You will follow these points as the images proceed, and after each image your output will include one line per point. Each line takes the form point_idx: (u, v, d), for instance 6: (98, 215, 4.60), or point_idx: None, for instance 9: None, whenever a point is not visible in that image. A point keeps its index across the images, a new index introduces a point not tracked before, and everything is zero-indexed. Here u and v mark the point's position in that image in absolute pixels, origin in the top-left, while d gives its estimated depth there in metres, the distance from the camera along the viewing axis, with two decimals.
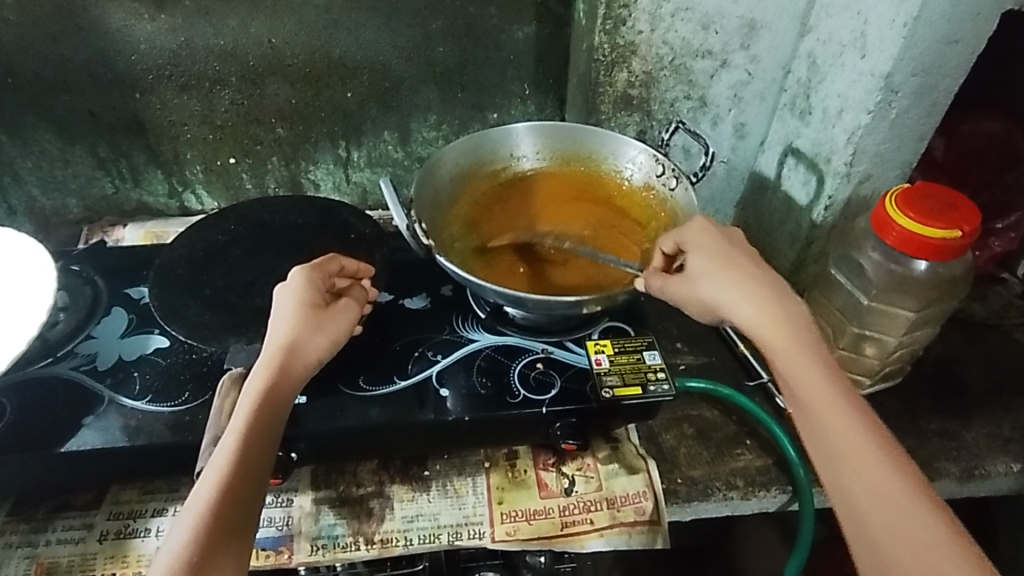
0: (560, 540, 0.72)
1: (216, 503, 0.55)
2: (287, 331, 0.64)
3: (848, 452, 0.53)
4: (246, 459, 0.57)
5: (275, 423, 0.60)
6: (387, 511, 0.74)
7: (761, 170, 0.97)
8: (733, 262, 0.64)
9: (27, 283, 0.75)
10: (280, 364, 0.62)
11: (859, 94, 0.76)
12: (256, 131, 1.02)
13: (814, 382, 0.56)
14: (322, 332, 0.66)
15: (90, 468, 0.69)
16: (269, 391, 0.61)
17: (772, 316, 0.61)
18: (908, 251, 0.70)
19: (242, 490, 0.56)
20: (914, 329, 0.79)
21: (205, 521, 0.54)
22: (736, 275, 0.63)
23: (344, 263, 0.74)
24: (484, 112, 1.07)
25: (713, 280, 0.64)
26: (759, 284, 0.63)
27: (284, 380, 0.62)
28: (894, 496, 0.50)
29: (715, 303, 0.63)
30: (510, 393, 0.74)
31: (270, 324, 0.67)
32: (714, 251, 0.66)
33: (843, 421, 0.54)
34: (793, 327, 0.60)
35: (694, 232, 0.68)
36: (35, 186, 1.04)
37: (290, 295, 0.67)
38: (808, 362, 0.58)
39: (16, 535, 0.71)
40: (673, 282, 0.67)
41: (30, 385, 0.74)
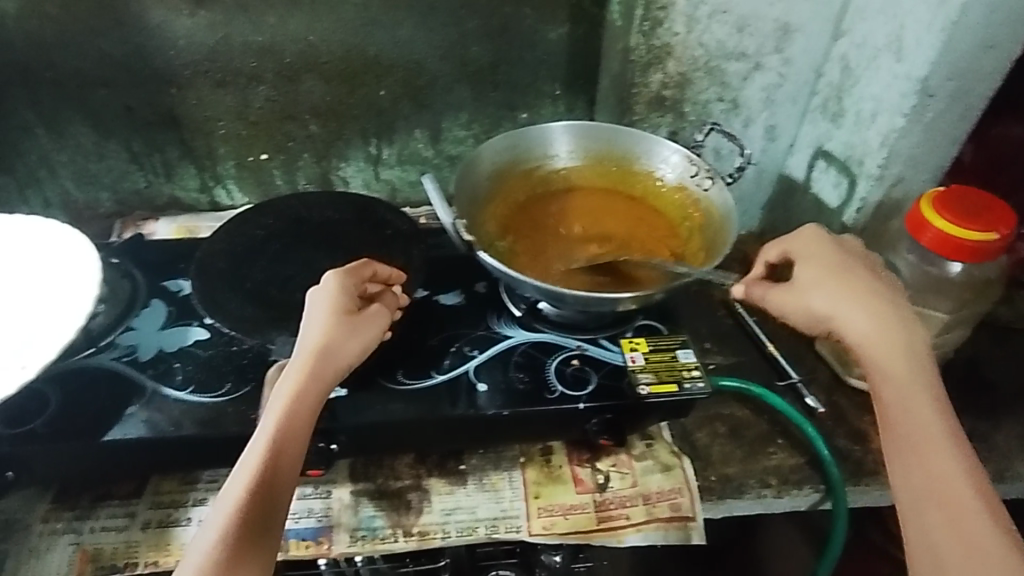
0: (597, 535, 0.73)
1: (244, 506, 0.55)
2: (320, 334, 0.65)
3: (944, 477, 0.53)
4: (274, 463, 0.57)
5: (307, 428, 0.60)
6: (425, 503, 0.75)
7: (789, 173, 0.98)
8: (849, 278, 0.64)
9: (67, 272, 0.76)
10: (313, 367, 0.63)
11: (895, 98, 0.77)
12: (289, 128, 1.03)
13: (922, 405, 0.57)
14: (355, 336, 0.66)
15: (134, 457, 0.70)
16: (302, 394, 0.61)
17: (896, 337, 0.60)
18: (943, 252, 0.71)
19: (271, 495, 0.56)
20: (946, 331, 0.80)
21: (232, 525, 0.54)
22: (853, 286, 0.64)
23: (378, 269, 0.74)
24: (515, 112, 1.08)
25: (827, 293, 0.64)
26: (886, 303, 0.62)
27: (317, 381, 0.62)
28: (978, 527, 0.50)
29: (831, 313, 0.63)
30: (548, 389, 0.75)
31: (303, 326, 0.67)
32: (830, 263, 0.66)
33: (940, 443, 0.55)
34: (914, 349, 0.60)
35: (804, 240, 0.68)
36: (68, 180, 1.04)
37: (324, 297, 0.68)
38: (919, 393, 0.57)
39: (59, 523, 0.71)
40: (781, 288, 0.67)
41: (73, 375, 0.75)
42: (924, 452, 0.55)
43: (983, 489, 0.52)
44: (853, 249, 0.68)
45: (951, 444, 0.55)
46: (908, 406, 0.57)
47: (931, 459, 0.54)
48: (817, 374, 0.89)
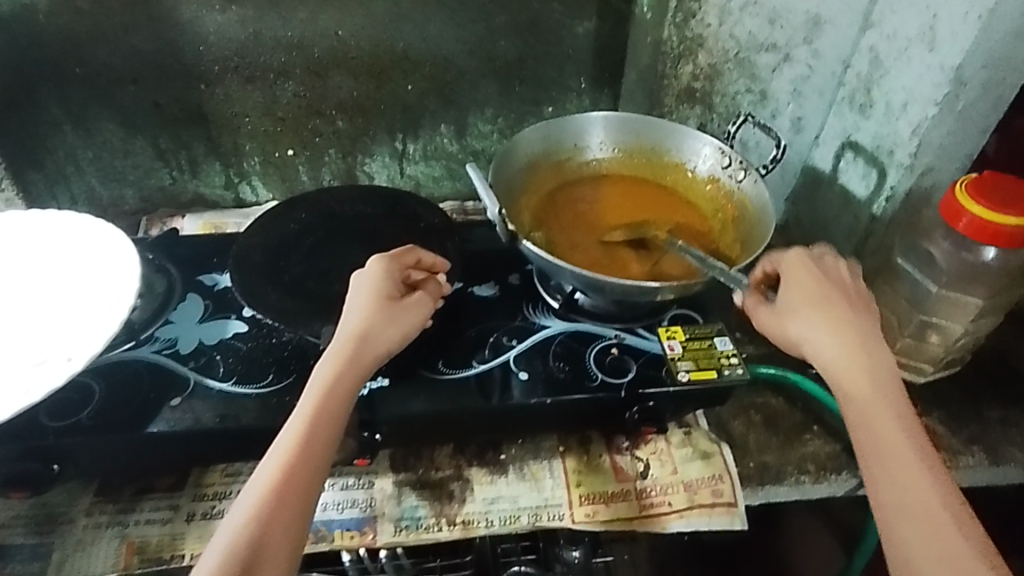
0: (639, 521, 0.73)
1: (275, 487, 0.54)
2: (360, 320, 0.65)
3: (917, 497, 0.51)
4: (311, 441, 0.57)
5: (343, 410, 0.60)
6: (467, 493, 0.75)
7: (815, 164, 0.97)
8: (829, 303, 0.64)
9: (107, 264, 0.76)
10: (351, 352, 0.63)
11: (927, 87, 0.78)
12: (316, 123, 1.03)
13: (891, 426, 0.55)
14: (395, 322, 0.66)
15: (179, 449, 0.70)
16: (338, 378, 0.61)
17: (863, 363, 0.60)
18: (979, 238, 0.72)
19: (303, 476, 0.55)
20: (979, 317, 0.80)
21: (264, 505, 0.53)
22: (830, 310, 0.63)
23: (421, 256, 0.74)
24: (540, 106, 1.08)
25: (804, 319, 0.63)
26: (857, 329, 0.62)
27: (355, 366, 0.62)
28: (953, 548, 0.48)
29: (802, 340, 0.63)
30: (588, 377, 0.76)
31: (345, 312, 0.68)
32: (813, 289, 0.65)
33: (910, 465, 0.53)
34: (882, 376, 0.59)
35: (790, 265, 0.67)
36: (94, 177, 1.04)
37: (364, 286, 0.68)
38: (889, 416, 0.56)
39: (104, 515, 0.72)
40: (764, 310, 0.67)
41: (114, 367, 0.75)
42: (893, 473, 0.53)
43: (959, 508, 0.50)
44: (834, 273, 0.67)
45: (922, 466, 0.53)
46: (877, 426, 0.56)
47: (901, 481, 0.52)
48: None
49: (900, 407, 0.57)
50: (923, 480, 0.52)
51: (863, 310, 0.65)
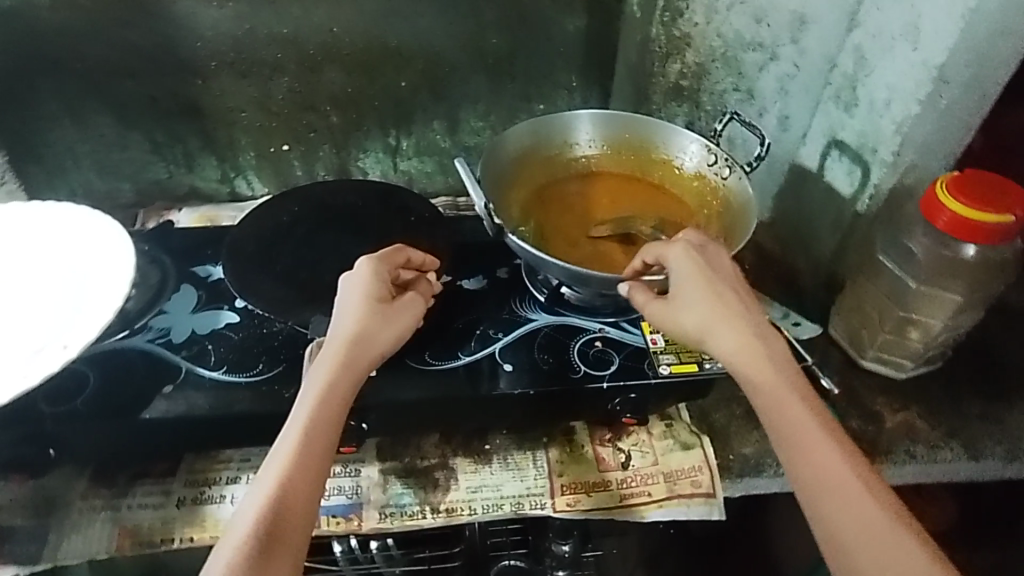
0: (620, 510, 0.75)
1: (282, 494, 0.54)
2: (354, 323, 0.66)
3: (831, 475, 0.54)
4: (315, 445, 0.57)
5: (342, 414, 0.60)
6: (452, 481, 0.77)
7: (802, 162, 0.98)
8: (720, 290, 0.65)
9: (102, 254, 0.77)
10: (347, 353, 0.63)
11: (910, 84, 0.79)
12: (310, 118, 1.05)
13: (795, 408, 0.58)
14: (388, 325, 0.68)
15: (170, 435, 0.72)
16: (336, 383, 0.61)
17: (754, 347, 0.62)
18: (957, 234, 0.74)
19: (309, 481, 0.55)
20: (959, 313, 0.81)
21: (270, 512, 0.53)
22: (719, 297, 0.64)
23: (410, 255, 0.75)
24: (531, 102, 1.10)
25: (699, 310, 0.64)
26: (745, 313, 0.64)
27: (353, 370, 0.63)
28: (875, 518, 0.52)
29: (701, 332, 0.64)
30: (571, 369, 0.77)
31: (335, 314, 0.68)
32: (701, 277, 0.66)
33: (819, 444, 0.56)
34: (776, 355, 0.62)
35: (674, 253, 0.68)
36: (90, 170, 1.06)
37: (356, 291, 0.68)
38: (791, 398, 0.59)
39: (98, 500, 0.73)
40: (656, 302, 0.67)
41: (108, 356, 0.76)
42: (808, 457, 0.55)
43: (868, 476, 0.54)
44: (714, 255, 0.69)
45: (830, 442, 0.56)
46: (783, 411, 0.58)
47: (816, 463, 0.55)
48: (830, 358, 0.91)
49: (799, 387, 0.60)
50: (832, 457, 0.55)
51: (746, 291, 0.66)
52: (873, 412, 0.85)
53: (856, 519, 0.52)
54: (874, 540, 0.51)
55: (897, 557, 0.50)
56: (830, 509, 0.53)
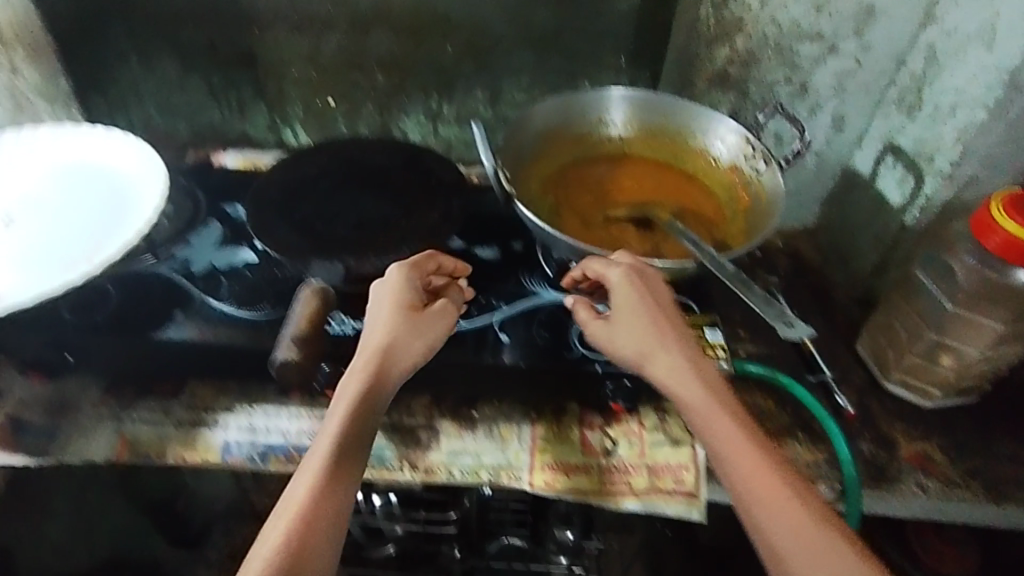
0: (596, 496, 0.74)
1: (304, 511, 0.55)
2: (382, 335, 0.65)
3: (763, 488, 0.55)
4: (340, 463, 0.58)
5: (364, 429, 0.60)
6: (434, 442, 0.78)
7: (856, 167, 0.92)
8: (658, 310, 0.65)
9: (136, 179, 0.82)
10: (376, 366, 0.63)
11: (979, 89, 0.72)
12: (356, 76, 1.07)
13: (720, 422, 0.59)
14: (417, 334, 0.66)
15: (176, 358, 0.75)
16: (359, 398, 0.61)
17: (681, 367, 0.63)
18: (1006, 256, 0.66)
19: (330, 498, 0.57)
20: (1001, 344, 0.74)
21: (292, 531, 0.54)
22: (656, 320, 0.65)
23: (441, 261, 0.73)
24: (576, 80, 1.08)
25: (636, 331, 0.64)
26: (676, 334, 0.65)
27: (375, 382, 0.62)
28: (803, 522, 0.54)
29: (639, 353, 0.64)
30: (568, 348, 0.76)
31: (367, 322, 0.67)
32: (640, 297, 0.65)
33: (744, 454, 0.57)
34: (701, 372, 0.63)
35: (614, 271, 0.67)
36: (152, 107, 1.12)
37: (386, 303, 0.67)
38: (718, 411, 0.60)
39: (106, 410, 0.78)
40: (595, 321, 0.67)
41: (131, 278, 0.81)
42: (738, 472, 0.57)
43: (791, 480, 0.56)
44: (654, 277, 0.69)
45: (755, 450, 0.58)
46: (711, 425, 0.60)
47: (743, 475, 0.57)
48: (852, 377, 0.86)
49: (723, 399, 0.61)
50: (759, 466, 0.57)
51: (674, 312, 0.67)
52: (888, 438, 0.79)
53: (788, 525, 0.54)
54: (806, 543, 0.53)
55: (826, 558, 0.52)
56: (761, 517, 0.55)
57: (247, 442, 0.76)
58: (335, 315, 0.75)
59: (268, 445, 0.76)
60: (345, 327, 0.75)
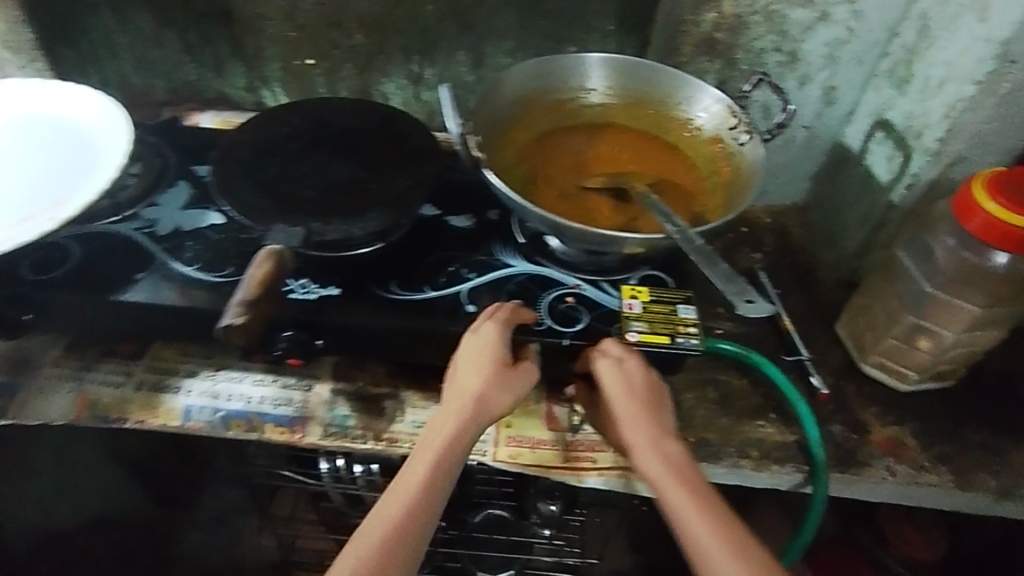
0: (558, 471, 0.73)
1: (387, 541, 0.57)
2: (476, 386, 0.67)
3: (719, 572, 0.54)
4: (423, 498, 0.60)
5: (447, 477, 0.63)
6: (398, 413, 0.77)
7: (845, 142, 0.90)
8: (636, 398, 0.67)
9: (100, 132, 0.80)
10: (466, 414, 0.65)
11: (969, 63, 0.69)
12: (335, 35, 1.03)
13: (676, 495, 0.60)
14: (510, 392, 0.68)
15: (136, 320, 0.74)
16: (448, 446, 0.64)
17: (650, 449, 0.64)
18: (987, 239, 0.64)
19: (410, 531, 0.58)
20: (977, 328, 0.73)
21: (371, 559, 0.56)
22: (627, 400, 0.67)
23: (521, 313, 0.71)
24: (562, 45, 1.04)
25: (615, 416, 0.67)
26: (652, 416, 0.67)
27: (464, 432, 0.64)
28: None
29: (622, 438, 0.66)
30: (535, 321, 0.74)
31: (457, 366, 0.69)
32: (619, 385, 0.67)
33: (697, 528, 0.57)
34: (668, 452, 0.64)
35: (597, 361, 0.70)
36: (127, 62, 1.08)
37: (474, 352, 0.68)
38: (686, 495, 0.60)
39: (66, 369, 0.77)
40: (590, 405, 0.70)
41: (92, 237, 0.79)
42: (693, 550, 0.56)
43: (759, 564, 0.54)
44: (633, 369, 0.69)
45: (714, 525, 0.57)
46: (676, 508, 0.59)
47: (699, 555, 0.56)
48: (828, 358, 0.84)
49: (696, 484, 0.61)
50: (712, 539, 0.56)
51: (655, 392, 0.69)
52: (860, 421, 0.78)
53: None
54: None
55: None
56: None
57: (208, 408, 0.75)
58: (299, 281, 0.75)
59: (229, 411, 0.75)
60: (309, 292, 0.74)
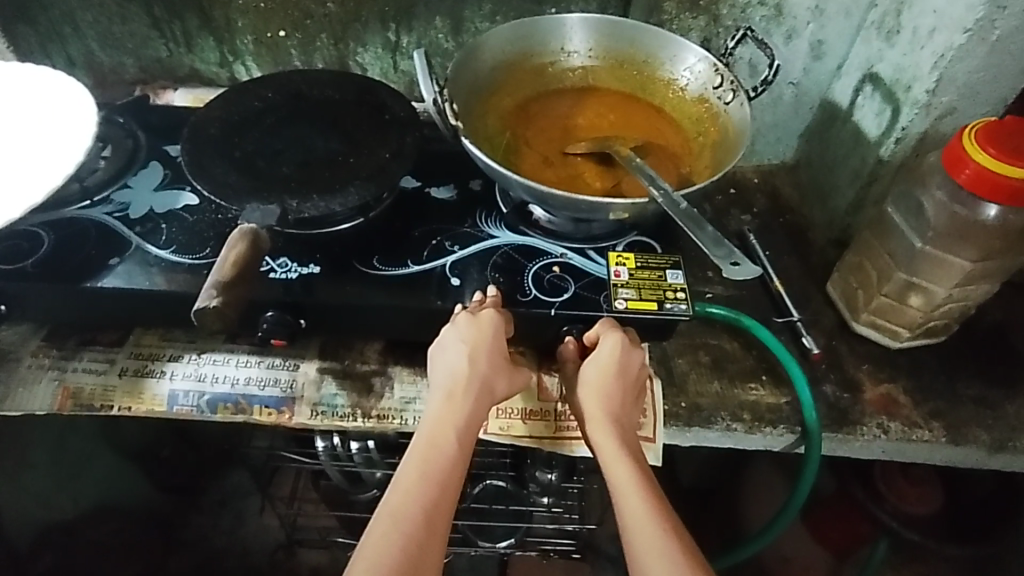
0: (550, 442, 0.74)
1: (426, 514, 0.58)
2: (479, 369, 0.67)
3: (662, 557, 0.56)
4: (444, 477, 0.61)
5: (462, 459, 0.63)
6: (387, 390, 0.76)
7: (833, 99, 0.88)
8: (617, 382, 0.69)
9: (65, 114, 0.78)
10: (476, 405, 0.66)
11: (959, 10, 0.66)
12: (306, 4, 1.00)
13: (624, 474, 0.63)
14: (509, 377, 0.70)
15: (114, 306, 0.72)
16: (461, 425, 0.65)
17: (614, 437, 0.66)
18: (977, 191, 0.63)
19: (444, 506, 0.59)
20: (968, 283, 0.72)
21: (414, 533, 0.56)
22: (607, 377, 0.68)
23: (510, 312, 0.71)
24: (542, 7, 1.01)
25: (589, 396, 0.69)
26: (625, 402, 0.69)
27: (476, 419, 0.65)
28: None
29: (593, 418, 0.68)
30: (521, 292, 0.72)
31: (457, 352, 0.67)
32: (606, 368, 0.68)
33: (636, 505, 0.60)
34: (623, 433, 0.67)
35: (599, 332, 0.70)
36: (94, 40, 1.05)
37: (472, 331, 0.67)
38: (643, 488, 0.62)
39: (46, 359, 0.76)
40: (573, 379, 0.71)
41: (64, 223, 0.77)
42: (625, 526, 0.59)
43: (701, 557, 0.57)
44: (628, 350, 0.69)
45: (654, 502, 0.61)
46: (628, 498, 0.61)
47: (635, 531, 0.59)
48: (821, 318, 0.83)
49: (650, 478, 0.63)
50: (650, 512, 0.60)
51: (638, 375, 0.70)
52: (853, 380, 0.78)
53: None
54: None
55: None
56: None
57: (194, 392, 0.74)
58: (278, 261, 0.73)
59: (215, 394, 0.74)
60: (289, 272, 0.72)
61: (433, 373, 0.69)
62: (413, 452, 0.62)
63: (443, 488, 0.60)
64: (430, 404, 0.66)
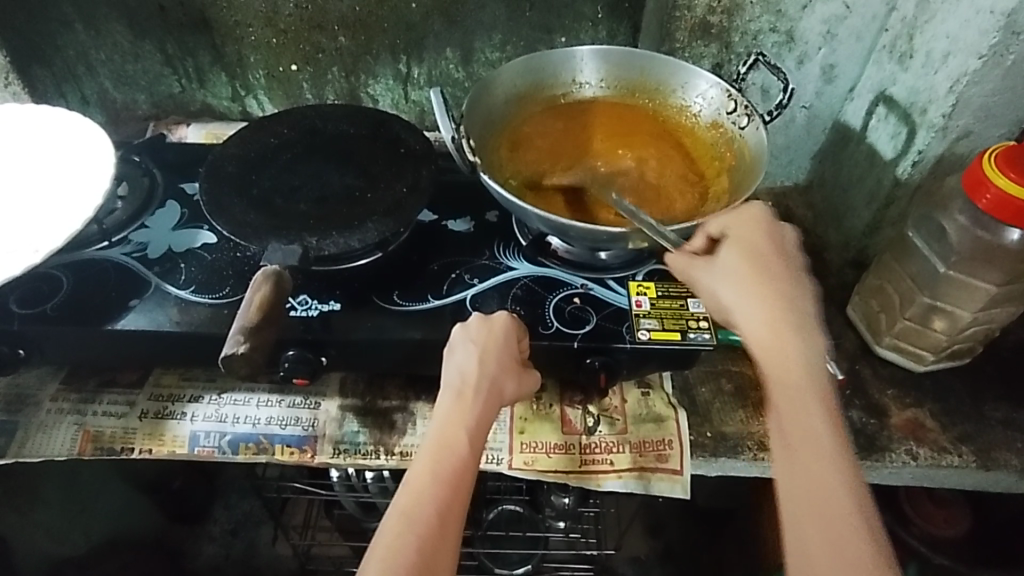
0: (576, 476, 0.73)
1: (439, 514, 0.55)
2: (488, 370, 0.65)
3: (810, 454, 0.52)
4: (455, 475, 0.58)
5: (473, 454, 0.60)
6: (409, 425, 0.75)
7: (845, 120, 0.88)
8: (769, 266, 0.62)
9: (84, 156, 0.79)
10: (487, 402, 0.63)
11: (972, 35, 0.66)
12: (318, 38, 1.00)
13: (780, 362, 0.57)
14: (518, 381, 0.67)
15: (134, 348, 0.72)
16: (472, 423, 0.62)
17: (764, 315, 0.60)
18: (999, 216, 0.63)
19: (457, 506, 0.56)
20: (993, 305, 0.71)
21: (428, 534, 0.54)
22: (764, 282, 0.61)
23: (518, 321, 0.69)
24: (551, 35, 1.02)
25: (731, 283, 0.62)
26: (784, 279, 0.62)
27: (485, 419, 0.63)
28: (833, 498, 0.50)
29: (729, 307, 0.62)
30: (543, 324, 0.72)
31: (468, 352, 0.66)
32: (753, 252, 0.63)
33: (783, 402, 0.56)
34: (804, 363, 0.57)
35: (743, 219, 0.65)
36: (107, 79, 1.05)
37: (482, 333, 0.67)
38: (797, 388, 0.56)
39: (66, 403, 0.75)
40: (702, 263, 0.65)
41: (84, 265, 0.77)
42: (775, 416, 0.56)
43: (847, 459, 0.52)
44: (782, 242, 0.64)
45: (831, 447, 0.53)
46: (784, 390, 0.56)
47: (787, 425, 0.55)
48: (843, 342, 0.83)
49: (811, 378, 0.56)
50: (833, 484, 0.51)
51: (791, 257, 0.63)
52: (878, 405, 0.77)
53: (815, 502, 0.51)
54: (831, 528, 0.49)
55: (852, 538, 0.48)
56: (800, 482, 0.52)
57: (216, 432, 0.74)
58: (299, 298, 0.73)
59: (237, 434, 0.74)
60: (309, 309, 0.72)
61: (447, 368, 0.65)
62: (426, 445, 0.60)
63: (456, 486, 0.57)
64: (441, 399, 0.64)
